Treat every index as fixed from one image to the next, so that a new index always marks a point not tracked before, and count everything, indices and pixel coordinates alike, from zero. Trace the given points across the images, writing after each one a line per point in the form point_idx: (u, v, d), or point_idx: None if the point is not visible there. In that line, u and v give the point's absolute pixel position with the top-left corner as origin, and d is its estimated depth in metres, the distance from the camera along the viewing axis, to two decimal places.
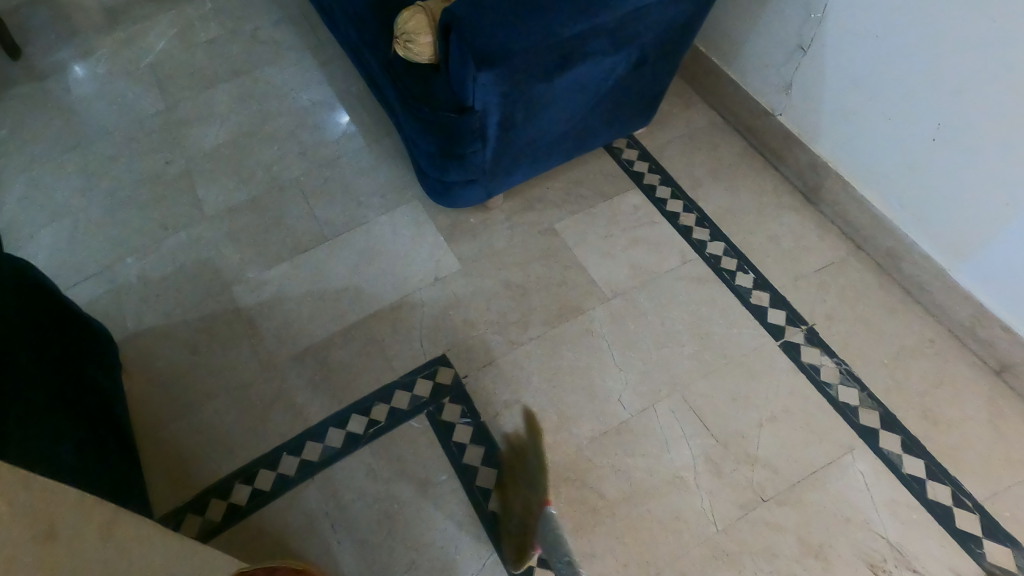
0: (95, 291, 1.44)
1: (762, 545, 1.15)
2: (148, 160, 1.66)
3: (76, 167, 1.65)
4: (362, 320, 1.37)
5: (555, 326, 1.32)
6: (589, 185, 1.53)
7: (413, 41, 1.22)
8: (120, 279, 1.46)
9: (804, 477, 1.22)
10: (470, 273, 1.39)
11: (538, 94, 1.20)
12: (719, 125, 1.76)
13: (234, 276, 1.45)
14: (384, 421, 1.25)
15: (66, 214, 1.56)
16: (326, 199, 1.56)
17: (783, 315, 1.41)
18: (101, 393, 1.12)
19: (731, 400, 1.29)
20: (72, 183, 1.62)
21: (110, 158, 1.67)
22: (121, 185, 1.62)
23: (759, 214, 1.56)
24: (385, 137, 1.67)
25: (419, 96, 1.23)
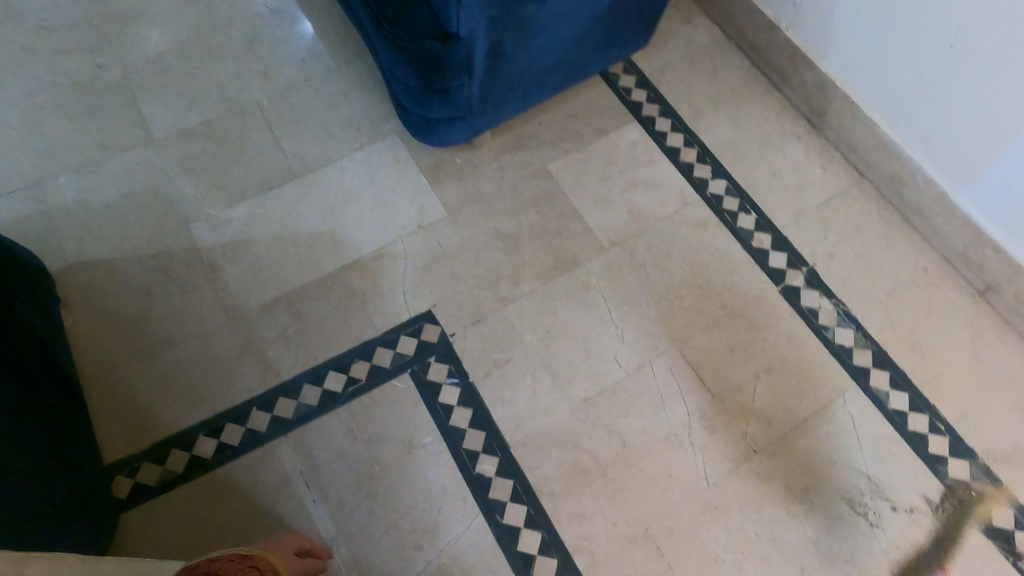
0: (23, 212, 1.30)
1: (749, 494, 1.12)
2: (74, 62, 1.46)
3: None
4: (339, 271, 1.26)
5: (548, 282, 1.23)
6: (584, 118, 1.40)
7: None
8: (51, 202, 1.31)
9: (796, 425, 1.18)
10: (457, 221, 1.29)
11: (530, 17, 1.04)
12: (719, 42, 1.55)
13: (191, 212, 1.31)
14: (365, 380, 1.16)
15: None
16: (292, 128, 1.40)
17: (783, 258, 1.31)
18: (16, 322, 1.01)
19: (730, 350, 1.22)
20: None
21: (26, 56, 1.47)
22: (41, 87, 1.43)
23: (761, 145, 1.41)
24: (356, 56, 1.48)
25: (396, 24, 1.06)
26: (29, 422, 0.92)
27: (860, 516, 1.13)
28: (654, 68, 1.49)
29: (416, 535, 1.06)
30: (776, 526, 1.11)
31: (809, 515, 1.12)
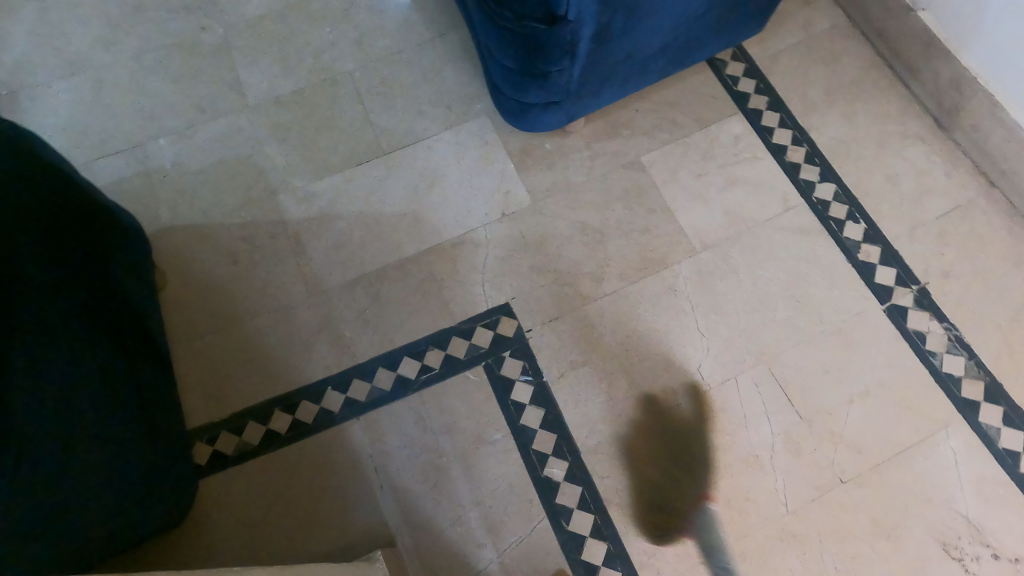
0: (122, 171, 1.30)
1: (832, 525, 1.03)
2: (181, 19, 1.44)
3: (101, 16, 1.43)
4: (419, 255, 1.24)
5: (630, 282, 1.18)
6: (684, 108, 1.31)
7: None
8: (151, 163, 1.31)
9: (891, 454, 1.07)
10: (541, 213, 1.24)
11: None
12: (847, 26, 1.39)
13: (279, 181, 1.30)
14: (438, 368, 1.15)
15: (89, 76, 1.38)
16: (383, 102, 1.36)
17: (891, 273, 1.17)
18: (105, 285, 1.01)
19: (824, 370, 1.11)
20: (94, 36, 1.42)
21: (137, 6, 1.45)
22: (148, 45, 1.41)
23: (880, 145, 1.27)
24: (451, 29, 1.42)
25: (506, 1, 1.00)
26: (110, 393, 0.93)
27: (953, 561, 1.01)
28: (768, 53, 1.36)
29: (478, 532, 1.05)
30: (857, 563, 1.01)
31: (897, 556, 1.02)
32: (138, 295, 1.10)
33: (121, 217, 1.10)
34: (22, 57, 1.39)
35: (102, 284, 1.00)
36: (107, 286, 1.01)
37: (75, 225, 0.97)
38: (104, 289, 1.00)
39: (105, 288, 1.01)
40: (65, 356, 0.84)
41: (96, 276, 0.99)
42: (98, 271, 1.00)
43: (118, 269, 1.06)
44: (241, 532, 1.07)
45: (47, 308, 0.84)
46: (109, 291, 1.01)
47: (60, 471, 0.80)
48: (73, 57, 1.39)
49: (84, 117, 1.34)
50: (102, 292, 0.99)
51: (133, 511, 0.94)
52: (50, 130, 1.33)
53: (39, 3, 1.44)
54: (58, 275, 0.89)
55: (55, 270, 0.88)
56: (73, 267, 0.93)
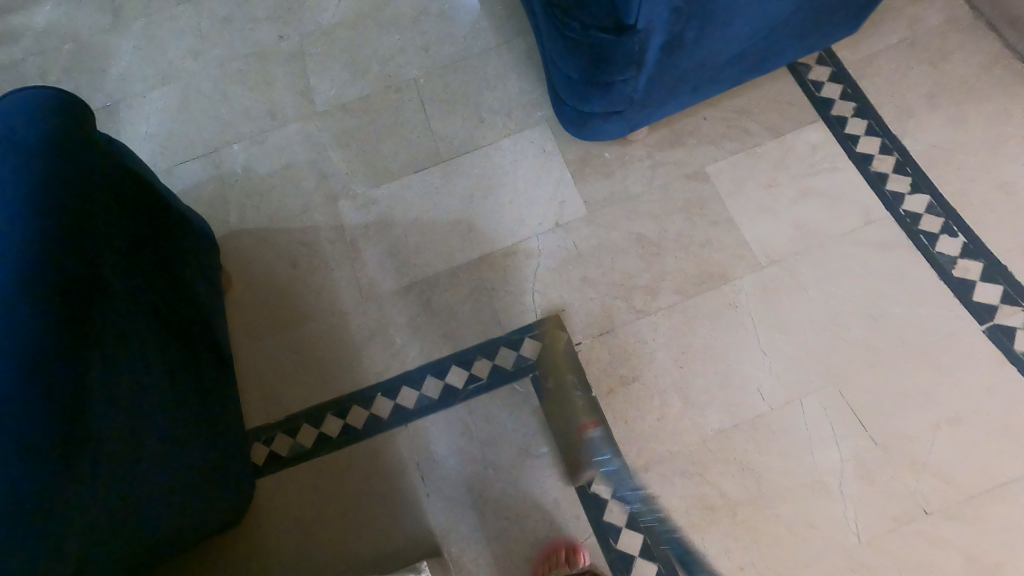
0: (199, 175, 1.37)
1: (916, 561, 0.94)
2: (261, 29, 1.50)
3: (190, 28, 1.52)
4: (472, 263, 1.23)
5: (687, 295, 1.12)
6: (756, 115, 1.23)
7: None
8: (224, 168, 1.37)
9: (988, 489, 0.95)
10: (597, 223, 1.21)
11: (719, 4, 0.93)
12: (955, 20, 1.25)
13: (340, 187, 1.33)
14: (486, 378, 1.14)
15: (175, 85, 1.46)
16: (445, 109, 1.37)
17: (996, 291, 1.05)
18: (179, 290, 1.06)
19: (902, 395, 1.01)
20: (180, 47, 1.50)
21: (223, 18, 1.52)
22: (228, 55, 1.48)
23: (983, 151, 1.14)
24: (517, 36, 1.41)
25: (574, 10, 0.99)
26: (182, 391, 0.97)
27: None
28: (860, 55, 1.25)
29: (524, 545, 1.03)
30: None
31: None
32: (207, 298, 1.15)
33: (194, 224, 1.15)
34: (119, 66, 1.49)
35: (176, 289, 1.05)
36: (180, 292, 1.06)
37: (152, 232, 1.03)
38: (177, 293, 1.05)
39: (179, 293, 1.06)
40: (142, 355, 0.90)
41: (171, 281, 1.04)
42: (173, 276, 1.05)
43: (190, 273, 1.11)
44: (294, 530, 1.09)
45: (130, 310, 0.89)
46: (182, 296, 1.06)
47: (146, 464, 0.84)
48: (162, 67, 1.48)
49: (169, 124, 1.43)
50: (176, 298, 1.04)
51: (201, 509, 0.97)
52: (138, 135, 1.42)
53: (136, 16, 1.54)
54: (141, 278, 0.94)
55: (138, 274, 0.94)
56: (153, 273, 0.99)
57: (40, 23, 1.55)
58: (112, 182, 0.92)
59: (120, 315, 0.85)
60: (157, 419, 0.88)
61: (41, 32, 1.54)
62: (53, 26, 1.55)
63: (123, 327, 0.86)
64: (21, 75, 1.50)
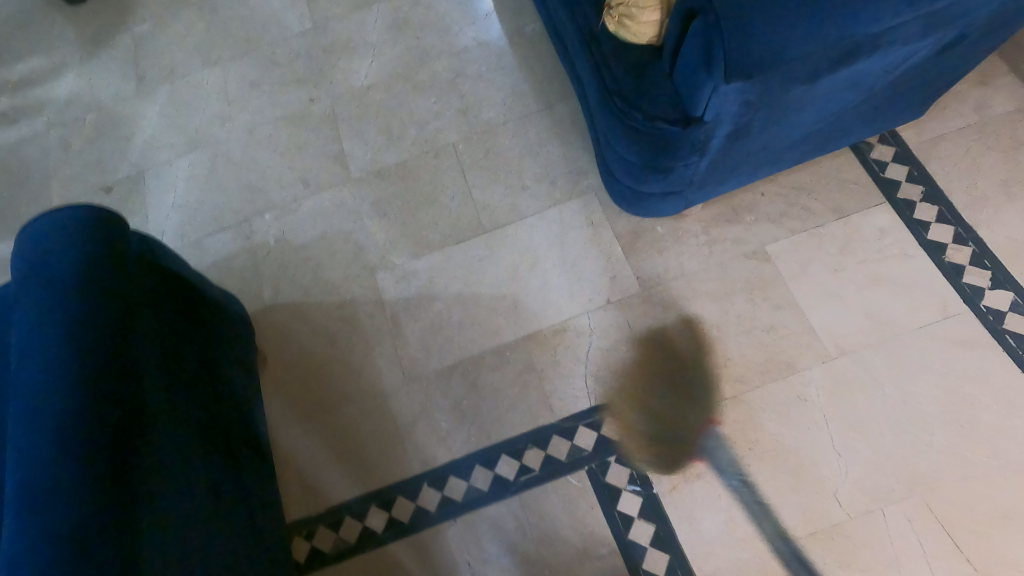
0: (230, 246, 1.32)
1: None
2: (291, 92, 1.46)
3: (217, 92, 1.47)
4: (520, 341, 1.18)
5: (752, 384, 1.08)
6: (817, 194, 1.20)
7: (628, 19, 0.96)
8: (256, 239, 1.32)
9: None
10: (653, 302, 1.17)
11: (792, 97, 0.86)
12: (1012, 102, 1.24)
13: (379, 258, 1.28)
14: (539, 470, 1.07)
15: (203, 151, 1.41)
16: (486, 177, 1.32)
17: None
18: (217, 384, 1.00)
19: (1002, 514, 0.96)
20: (208, 110, 1.45)
21: (251, 81, 1.48)
22: (258, 118, 1.43)
23: None
24: (560, 100, 1.37)
25: (635, 101, 0.96)
26: (230, 495, 0.91)
27: None
28: (926, 138, 1.22)
29: None
30: None
31: None
32: (244, 389, 1.08)
33: (225, 311, 1.09)
34: (145, 135, 1.44)
35: (213, 384, 0.99)
36: (217, 388, 1.00)
37: (188, 327, 0.96)
38: (215, 388, 0.99)
39: (217, 386, 1.00)
40: (199, 464, 0.84)
41: (207, 378, 0.98)
42: (210, 370, 0.99)
43: (227, 366, 1.05)
44: None
45: (180, 420, 0.83)
46: (220, 391, 1.00)
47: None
48: (190, 135, 1.43)
49: (198, 195, 1.37)
50: (214, 394, 0.98)
51: None
52: (165, 207, 1.37)
53: (161, 82, 1.50)
54: (182, 384, 0.88)
55: (179, 379, 0.88)
56: (191, 372, 0.93)
57: (62, 93, 1.51)
58: (145, 286, 0.86)
59: (172, 434, 0.79)
60: (215, 526, 0.82)
61: (64, 103, 1.49)
62: (76, 96, 1.50)
63: (180, 437, 0.81)
64: (42, 149, 1.45)
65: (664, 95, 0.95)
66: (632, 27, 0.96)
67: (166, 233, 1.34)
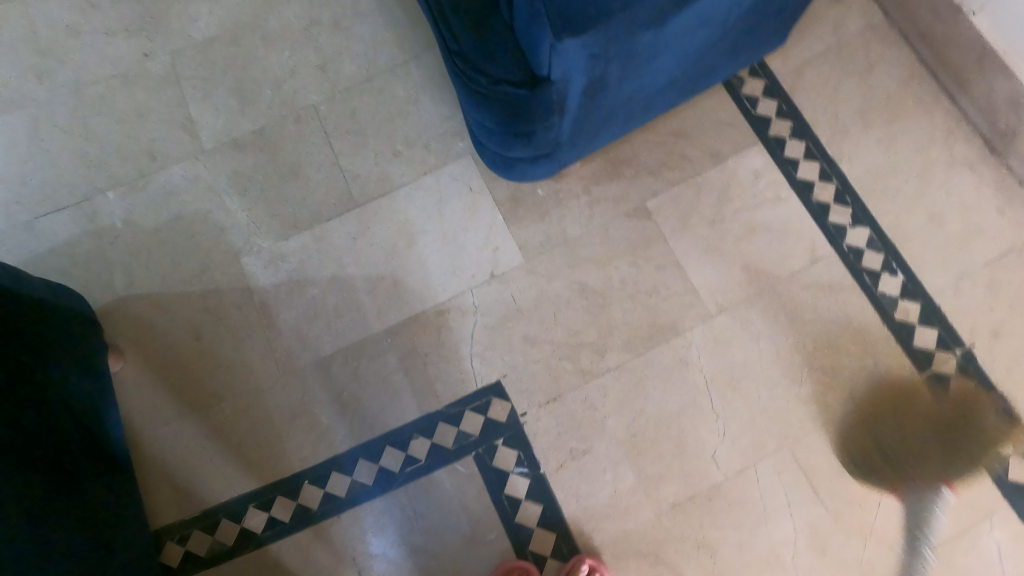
0: (72, 229, 1.18)
1: None
2: (118, 44, 1.26)
3: (26, 41, 1.26)
4: (401, 325, 1.12)
5: (632, 351, 1.06)
6: (696, 139, 1.13)
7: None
8: (100, 222, 1.19)
9: (923, 551, 0.97)
10: (536, 272, 1.12)
11: (639, 45, 0.79)
12: (879, 30, 1.16)
13: (243, 243, 1.18)
14: (425, 460, 1.04)
15: (22, 118, 1.22)
16: (356, 144, 1.22)
17: (933, 335, 1.03)
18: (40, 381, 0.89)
19: (853, 456, 1.00)
20: (18, 64, 1.25)
21: (66, 28, 1.27)
22: (82, 77, 1.25)
23: (920, 178, 1.09)
24: (428, 50, 1.25)
25: (477, 61, 0.85)
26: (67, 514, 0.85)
27: None
28: (792, 66, 1.16)
29: None
30: None
31: None
32: (89, 400, 0.98)
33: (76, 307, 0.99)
34: None
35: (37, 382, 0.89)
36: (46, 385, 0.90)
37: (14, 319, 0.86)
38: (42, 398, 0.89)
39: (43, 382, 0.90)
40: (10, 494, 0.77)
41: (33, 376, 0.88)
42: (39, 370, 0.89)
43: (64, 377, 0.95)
44: None
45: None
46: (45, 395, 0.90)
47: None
48: (2, 94, 1.24)
49: (23, 169, 1.20)
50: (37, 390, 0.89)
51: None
52: None
53: None
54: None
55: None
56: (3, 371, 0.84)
57: None
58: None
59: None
60: (19, 544, 0.75)
61: None
62: None
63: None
64: None
65: (507, 48, 0.84)
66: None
67: None
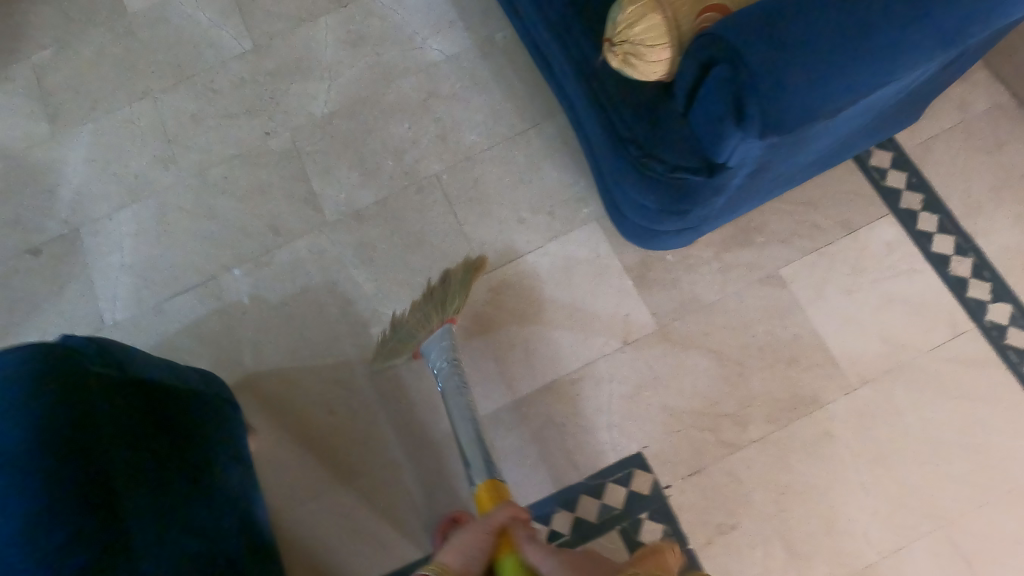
0: (196, 309, 1.21)
1: None
2: (242, 125, 1.34)
3: (150, 131, 1.33)
4: (536, 394, 1.12)
5: (774, 421, 1.06)
6: (823, 208, 1.15)
7: (637, 56, 0.81)
8: (227, 299, 1.22)
9: None
10: (670, 342, 1.12)
11: (818, 131, 0.80)
12: (1006, 112, 1.19)
13: (371, 312, 1.20)
14: (569, 535, 1.04)
15: (150, 206, 1.28)
16: (479, 212, 1.25)
17: None
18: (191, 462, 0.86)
19: (1014, 542, 0.98)
20: (147, 148, 1.32)
21: (192, 115, 1.34)
22: (210, 158, 1.32)
23: None
24: (547, 120, 1.29)
25: (649, 147, 0.86)
26: None
27: None
28: (918, 139, 1.18)
29: None
30: None
31: None
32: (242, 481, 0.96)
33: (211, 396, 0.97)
34: (74, 186, 1.29)
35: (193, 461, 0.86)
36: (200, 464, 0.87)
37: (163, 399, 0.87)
38: (208, 473, 0.88)
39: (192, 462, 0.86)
40: None
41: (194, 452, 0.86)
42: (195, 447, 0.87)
43: (223, 456, 0.94)
44: None
45: (131, 493, 0.71)
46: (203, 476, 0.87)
47: None
48: (127, 181, 1.29)
49: (148, 255, 1.25)
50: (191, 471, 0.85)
51: None
52: (117, 270, 1.24)
53: (81, 119, 1.32)
54: (156, 462, 0.77)
55: (149, 455, 0.77)
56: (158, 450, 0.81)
57: None
58: (94, 363, 0.77)
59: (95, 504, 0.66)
60: None
61: None
62: None
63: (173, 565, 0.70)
64: None
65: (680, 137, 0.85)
66: (649, 57, 0.80)
67: (117, 300, 1.22)
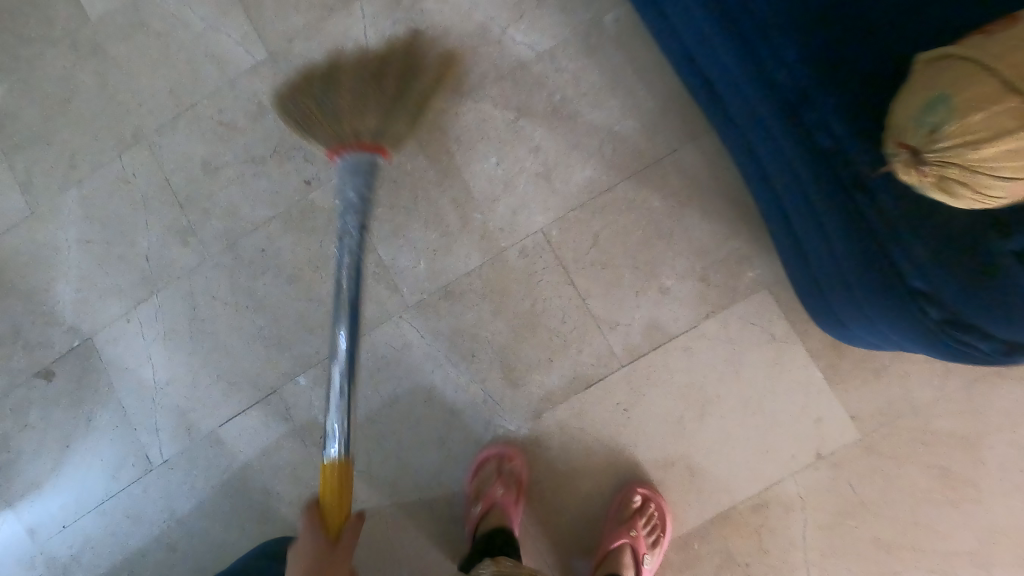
0: (262, 432, 1.00)
1: None
2: (273, 173, 1.01)
3: (154, 191, 1.02)
4: (708, 527, 0.94)
5: (994, 542, 0.93)
6: None
7: (966, 185, 0.51)
8: (298, 416, 1.00)
9: None
10: (874, 456, 0.95)
11: None
12: None
13: (485, 427, 0.95)
14: None
15: (173, 298, 1.01)
16: (606, 282, 0.95)
17: None
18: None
19: None
20: (154, 217, 1.02)
21: (204, 165, 1.01)
22: (238, 224, 1.01)
23: None
24: (688, 145, 0.96)
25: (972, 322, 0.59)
26: None
27: None
28: None
29: None
30: None
31: None
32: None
33: None
34: (73, 279, 1.02)
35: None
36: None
37: None
38: None
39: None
40: None
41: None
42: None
43: None
44: None
45: None
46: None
47: None
48: (139, 265, 1.01)
49: (190, 370, 1.01)
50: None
51: None
52: (152, 386, 1.01)
53: (63, 184, 1.03)
54: None
55: None
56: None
57: None
58: None
59: None
60: None
61: None
62: None
63: None
64: None
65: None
66: (987, 192, 0.50)
67: (161, 433, 1.01)
